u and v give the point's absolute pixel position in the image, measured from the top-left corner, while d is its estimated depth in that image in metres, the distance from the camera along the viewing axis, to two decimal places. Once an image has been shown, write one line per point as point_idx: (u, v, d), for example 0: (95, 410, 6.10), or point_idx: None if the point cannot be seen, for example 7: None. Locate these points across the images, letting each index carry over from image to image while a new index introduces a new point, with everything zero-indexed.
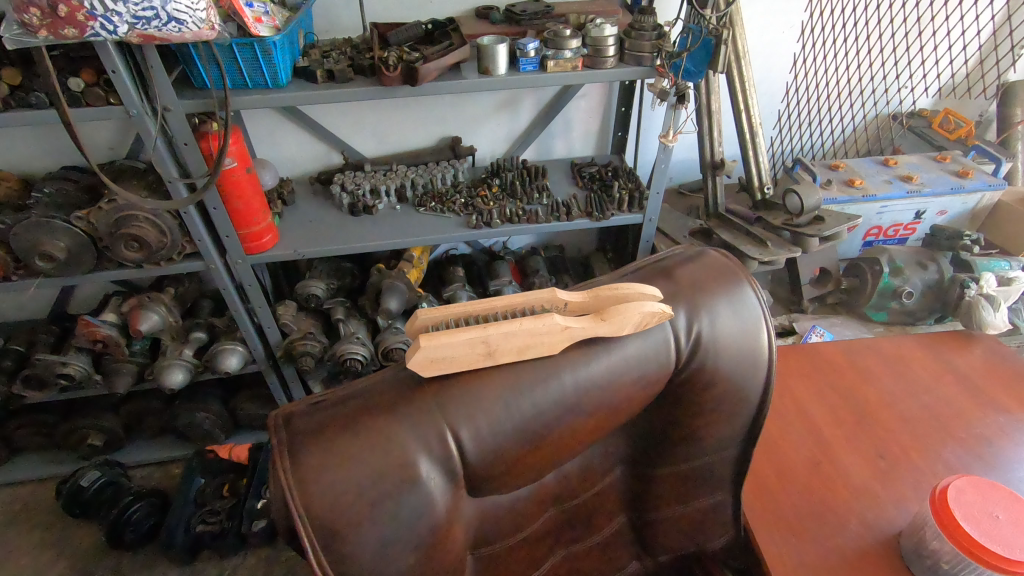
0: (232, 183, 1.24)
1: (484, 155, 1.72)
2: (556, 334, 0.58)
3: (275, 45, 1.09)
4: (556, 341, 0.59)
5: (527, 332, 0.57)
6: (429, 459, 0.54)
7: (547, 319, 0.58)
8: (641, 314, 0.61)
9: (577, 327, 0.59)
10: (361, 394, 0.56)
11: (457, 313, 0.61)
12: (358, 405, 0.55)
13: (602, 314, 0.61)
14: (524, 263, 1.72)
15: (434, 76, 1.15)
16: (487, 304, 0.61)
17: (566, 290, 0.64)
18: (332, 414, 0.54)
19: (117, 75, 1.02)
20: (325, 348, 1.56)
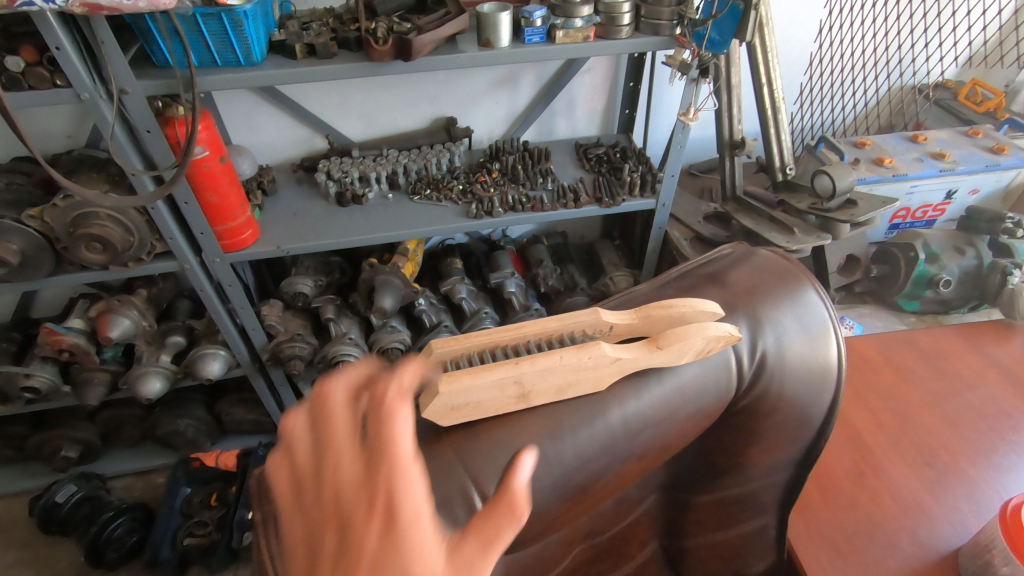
0: (204, 175, 1.11)
1: (481, 136, 1.59)
2: (603, 366, 0.49)
3: (246, 14, 0.95)
4: (602, 375, 0.50)
5: (568, 367, 0.48)
6: (448, 527, 0.47)
7: (593, 351, 0.49)
8: (704, 340, 0.51)
9: (627, 357, 0.50)
10: None
11: (485, 343, 0.53)
12: None
13: (657, 340, 0.51)
14: (525, 253, 1.61)
15: (428, 50, 1.02)
16: (520, 331, 0.53)
17: (609, 310, 0.56)
18: None
19: (62, 52, 0.87)
20: (316, 350, 1.45)
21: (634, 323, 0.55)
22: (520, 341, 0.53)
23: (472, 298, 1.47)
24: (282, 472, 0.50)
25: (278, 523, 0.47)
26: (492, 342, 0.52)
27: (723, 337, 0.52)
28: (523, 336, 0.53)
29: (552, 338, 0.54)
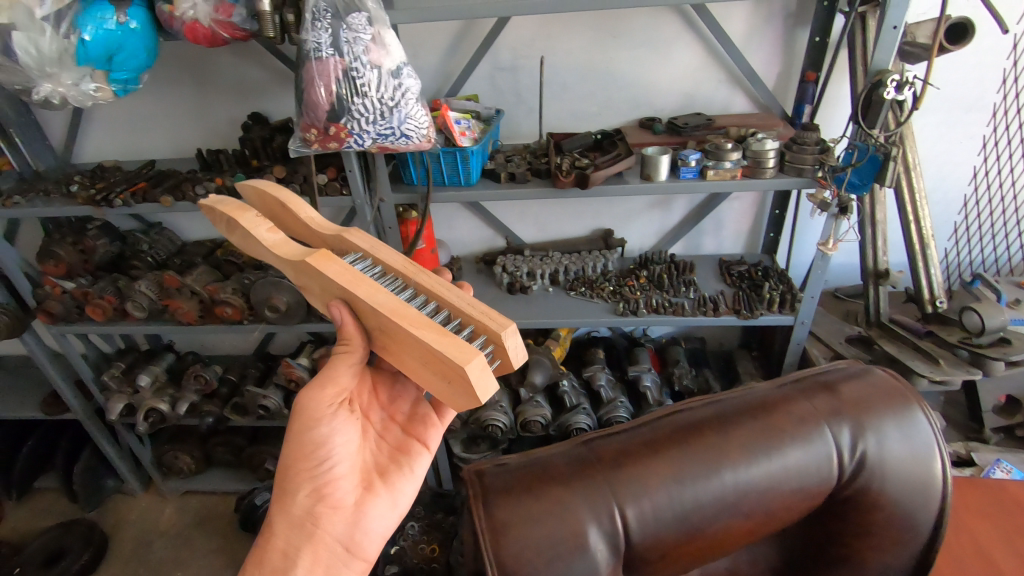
0: (419, 261, 1.48)
1: (633, 247, 1.83)
2: (287, 251, 0.80)
3: (472, 152, 1.32)
4: (280, 241, 0.81)
5: (327, 294, 0.78)
6: (598, 528, 0.66)
7: (304, 278, 0.79)
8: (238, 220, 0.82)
9: (259, 238, 0.81)
10: (537, 464, 0.70)
11: (390, 266, 0.83)
12: (539, 474, 0.68)
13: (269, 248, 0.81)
14: (664, 352, 1.78)
15: (602, 181, 1.30)
16: (374, 251, 0.84)
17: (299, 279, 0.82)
18: (505, 476, 0.68)
19: (352, 173, 1.29)
20: (472, 411, 1.72)
21: (306, 226, 0.88)
22: (372, 244, 0.85)
23: (610, 387, 1.67)
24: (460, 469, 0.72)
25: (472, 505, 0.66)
26: (405, 283, 0.82)
27: (224, 207, 0.82)
28: (385, 248, 0.85)
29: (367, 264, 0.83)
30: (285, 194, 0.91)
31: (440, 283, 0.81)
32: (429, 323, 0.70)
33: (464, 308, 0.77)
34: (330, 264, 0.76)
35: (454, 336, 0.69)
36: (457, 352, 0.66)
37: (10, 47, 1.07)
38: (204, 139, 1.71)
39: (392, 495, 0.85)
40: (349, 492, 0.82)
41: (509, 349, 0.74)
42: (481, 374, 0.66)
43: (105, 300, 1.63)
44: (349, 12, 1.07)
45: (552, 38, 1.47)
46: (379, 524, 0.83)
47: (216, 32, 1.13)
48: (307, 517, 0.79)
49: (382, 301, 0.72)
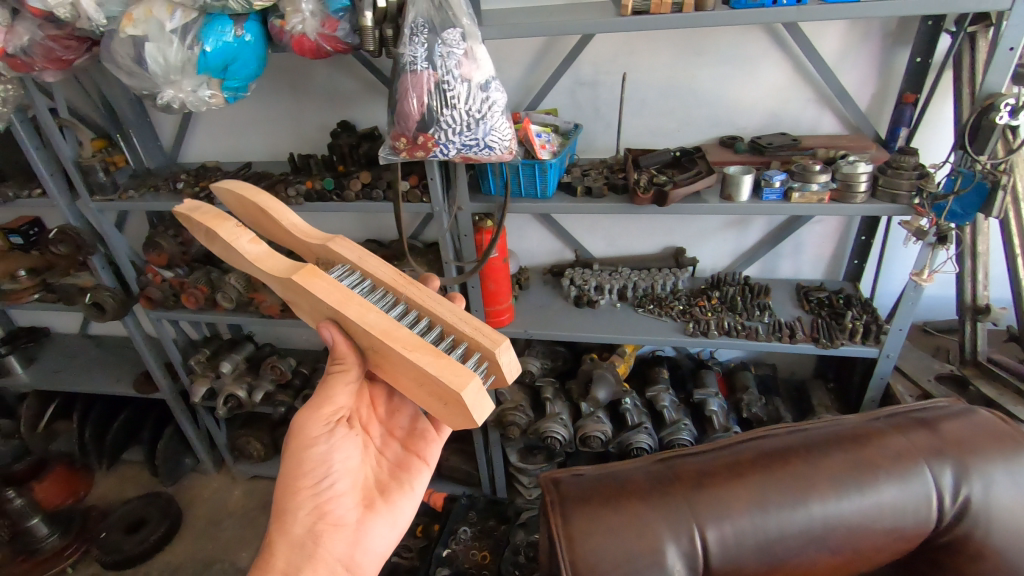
0: (491, 269, 1.50)
1: (705, 267, 1.79)
2: (270, 264, 0.85)
3: (551, 165, 1.34)
4: (263, 254, 0.86)
5: (317, 311, 0.83)
6: (677, 546, 0.79)
7: (289, 293, 0.85)
8: (220, 233, 0.86)
9: (244, 252, 0.86)
10: (627, 483, 0.85)
11: (379, 278, 0.90)
12: (627, 495, 0.83)
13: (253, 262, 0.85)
14: (732, 377, 1.73)
15: (681, 199, 1.29)
16: (361, 263, 0.90)
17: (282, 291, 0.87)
18: (592, 493, 0.84)
19: (433, 181, 1.34)
20: (531, 422, 1.72)
21: (290, 233, 0.93)
22: (360, 255, 0.91)
23: (674, 408, 1.64)
24: (556, 480, 0.88)
25: (562, 515, 0.81)
26: (395, 296, 0.89)
27: (205, 219, 0.87)
28: (371, 259, 0.91)
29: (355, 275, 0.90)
30: (264, 199, 0.95)
31: (430, 297, 0.88)
32: (422, 346, 0.76)
33: (458, 324, 0.85)
34: (317, 282, 0.81)
35: (446, 357, 0.76)
36: (450, 373, 0.73)
37: (141, 56, 1.18)
38: (296, 143, 1.82)
39: (391, 512, 0.90)
40: (350, 509, 0.86)
41: (500, 360, 0.83)
42: (476, 397, 0.73)
43: (198, 290, 1.76)
44: (445, 28, 1.12)
45: (634, 54, 1.48)
46: (380, 542, 0.87)
47: (320, 45, 1.21)
48: (308, 536, 0.81)
49: (373, 322, 0.78)
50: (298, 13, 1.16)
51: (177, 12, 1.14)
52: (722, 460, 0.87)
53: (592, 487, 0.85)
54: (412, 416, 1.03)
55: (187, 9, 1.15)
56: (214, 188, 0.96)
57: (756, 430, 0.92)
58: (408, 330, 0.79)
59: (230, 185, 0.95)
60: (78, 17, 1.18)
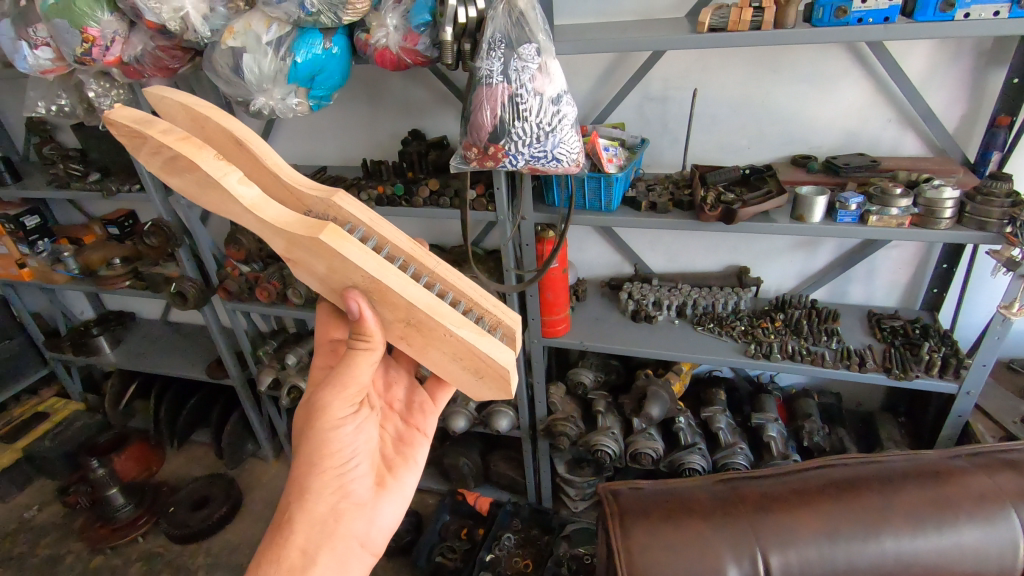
0: (550, 279, 1.51)
1: (769, 287, 1.74)
2: (280, 216, 0.76)
3: (617, 179, 1.35)
4: (264, 200, 0.77)
5: (337, 275, 0.78)
6: (738, 567, 0.83)
7: (301, 249, 0.77)
8: (206, 167, 0.73)
9: (241, 195, 0.75)
10: (688, 500, 0.89)
11: (397, 245, 0.86)
12: (687, 511, 0.88)
13: (253, 208, 0.75)
14: (793, 404, 1.68)
15: (750, 217, 1.27)
16: (373, 224, 0.85)
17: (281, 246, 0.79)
18: (652, 506, 0.89)
19: (499, 191, 1.37)
20: (581, 434, 1.71)
21: (272, 172, 0.85)
22: (366, 213, 0.87)
23: (730, 431, 1.60)
24: (618, 491, 0.94)
25: (623, 525, 0.87)
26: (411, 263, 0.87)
27: (182, 147, 0.73)
28: (380, 220, 0.87)
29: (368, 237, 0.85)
30: (238, 130, 0.85)
31: (447, 268, 0.89)
32: (468, 323, 0.78)
33: (479, 298, 0.87)
34: (342, 243, 0.75)
35: (489, 336, 0.79)
36: (501, 355, 0.77)
37: (239, 66, 1.28)
38: (369, 150, 1.91)
39: (400, 488, 0.93)
40: (365, 488, 0.88)
41: (521, 339, 0.87)
42: (516, 373, 0.78)
43: (271, 285, 1.86)
44: (521, 43, 1.14)
45: (707, 70, 1.47)
46: (390, 517, 0.90)
47: (401, 57, 1.27)
48: (326, 514, 0.82)
49: (417, 296, 0.77)
50: (383, 28, 1.24)
51: (274, 25, 1.22)
52: (787, 485, 0.90)
53: (654, 501, 0.90)
54: (408, 389, 1.07)
55: (282, 22, 1.23)
56: (161, 101, 0.82)
57: (828, 458, 0.94)
58: (448, 306, 0.79)
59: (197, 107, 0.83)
60: (186, 30, 1.28)
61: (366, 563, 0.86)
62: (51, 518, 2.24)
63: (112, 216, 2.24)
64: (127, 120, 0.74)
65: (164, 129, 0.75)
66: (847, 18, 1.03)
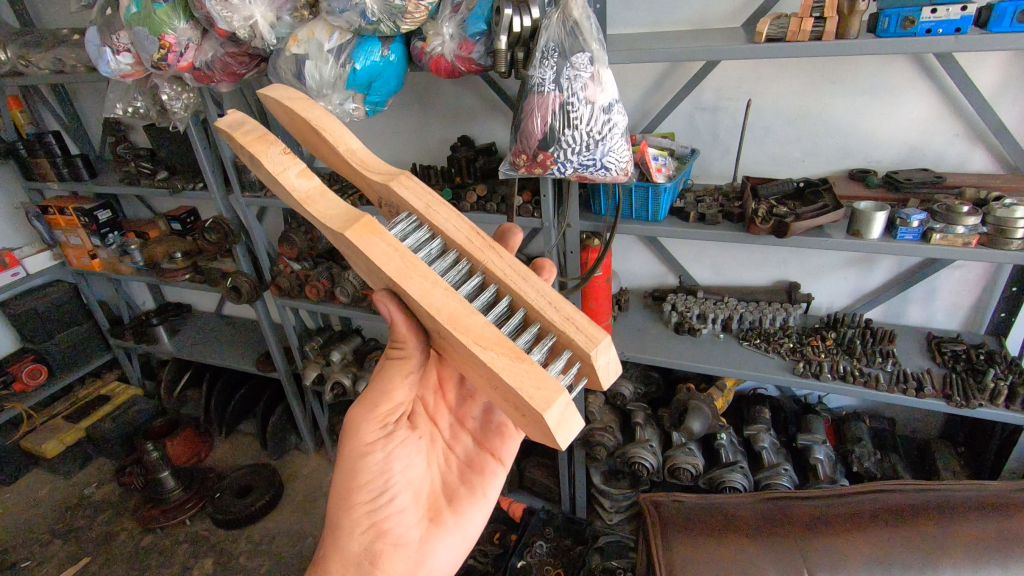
0: (593, 287, 1.51)
1: (820, 305, 1.69)
2: (322, 210, 0.77)
3: (665, 190, 1.34)
4: (315, 193, 0.79)
5: (374, 275, 0.76)
6: None
7: (341, 245, 0.76)
8: (265, 164, 0.78)
9: (290, 188, 0.78)
10: (730, 519, 0.90)
11: (452, 238, 0.80)
12: (728, 530, 0.88)
13: (302, 202, 0.77)
14: (842, 426, 1.62)
15: (803, 231, 1.23)
16: (428, 214, 0.81)
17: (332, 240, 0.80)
18: (692, 523, 0.90)
19: (545, 198, 1.38)
20: (618, 445, 1.69)
21: (344, 157, 0.84)
22: (427, 202, 0.82)
23: (773, 451, 1.55)
24: (658, 506, 0.95)
25: (664, 539, 0.89)
26: (471, 262, 0.80)
27: (249, 144, 0.79)
28: (439, 208, 0.82)
29: (427, 228, 0.81)
30: (314, 114, 0.84)
31: (511, 268, 0.79)
32: (499, 344, 0.67)
33: (544, 308, 0.76)
34: (375, 242, 0.72)
35: (527, 362, 0.67)
36: (530, 386, 0.65)
37: (302, 72, 1.33)
38: (419, 154, 1.95)
39: (454, 528, 0.92)
40: (409, 527, 0.88)
41: (592, 357, 0.73)
42: (562, 417, 0.65)
43: (320, 283, 1.92)
44: (574, 52, 1.15)
45: (762, 81, 1.44)
46: (442, 558, 0.89)
47: (455, 65, 1.30)
48: (367, 553, 0.84)
49: (439, 305, 0.69)
50: (439, 36, 1.27)
51: (336, 33, 1.27)
52: (840, 510, 0.88)
53: (697, 519, 0.92)
54: (480, 416, 1.05)
55: (343, 31, 1.28)
56: (264, 91, 0.85)
57: (875, 484, 0.93)
58: (481, 318, 0.70)
59: (283, 95, 0.85)
60: (254, 37, 1.34)
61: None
62: (108, 496, 2.37)
63: (176, 213, 2.35)
64: (224, 120, 0.82)
65: (250, 128, 0.82)
66: (915, 29, 1.00)
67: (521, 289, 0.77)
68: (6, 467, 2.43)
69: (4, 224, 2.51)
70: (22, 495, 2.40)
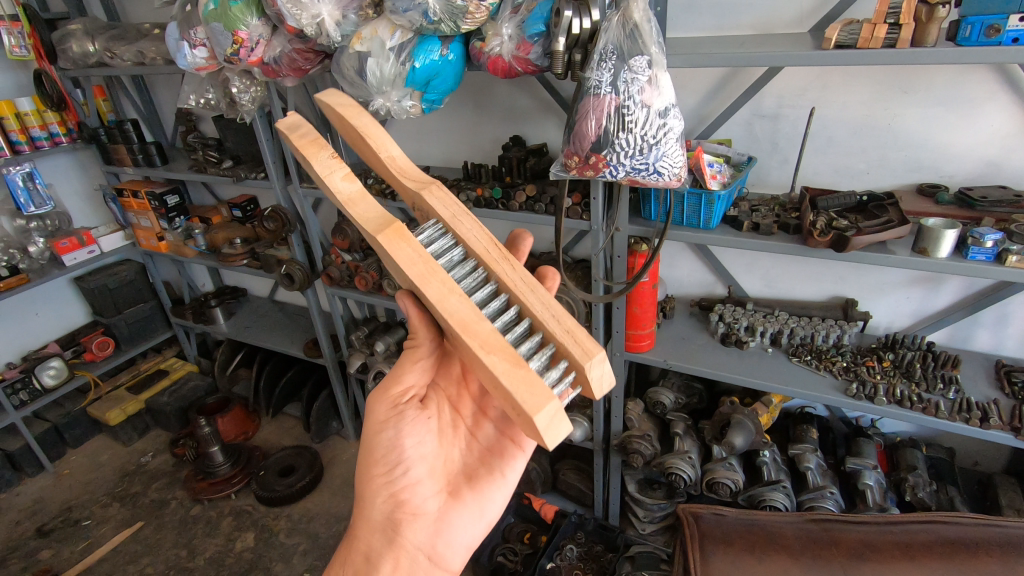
0: (639, 293, 1.49)
1: (878, 324, 1.62)
2: (360, 210, 0.80)
3: (719, 197, 1.31)
4: (354, 195, 0.81)
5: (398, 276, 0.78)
6: None
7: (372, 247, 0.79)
8: (314, 168, 0.82)
9: (333, 190, 0.81)
10: (766, 530, 1.00)
11: (472, 246, 0.81)
12: (763, 539, 0.98)
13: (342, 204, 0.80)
14: (895, 453, 1.55)
15: (864, 246, 1.18)
16: (453, 223, 0.82)
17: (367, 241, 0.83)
18: (730, 531, 1.01)
19: (595, 201, 1.38)
20: (655, 454, 1.66)
21: (386, 165, 0.86)
22: (452, 212, 0.83)
23: (819, 472, 1.50)
24: (697, 513, 1.06)
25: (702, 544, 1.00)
26: (487, 271, 0.80)
27: (302, 149, 0.83)
28: (464, 218, 0.83)
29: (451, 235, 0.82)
30: (362, 123, 0.87)
31: (523, 280, 0.78)
32: (500, 349, 0.69)
33: (548, 320, 0.76)
34: (402, 247, 0.75)
35: (526, 369, 0.68)
36: (525, 394, 0.66)
37: (363, 69, 1.37)
38: (471, 153, 1.98)
39: (473, 504, 0.94)
40: (427, 499, 0.91)
41: (592, 375, 0.73)
42: (552, 422, 0.66)
43: (370, 274, 1.98)
44: (633, 55, 1.14)
45: (828, 89, 1.39)
46: (461, 532, 0.91)
47: (512, 65, 1.31)
48: (388, 523, 0.87)
49: (451, 310, 0.72)
50: (498, 37, 1.29)
51: (397, 32, 1.30)
52: (892, 538, 0.94)
53: (735, 529, 1.01)
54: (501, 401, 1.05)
55: (405, 30, 1.31)
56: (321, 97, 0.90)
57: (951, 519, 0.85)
58: (488, 324, 0.71)
59: (337, 102, 0.89)
60: (320, 34, 1.39)
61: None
62: (162, 465, 2.51)
63: (237, 201, 2.46)
64: (284, 121, 0.87)
65: (306, 132, 0.86)
66: (999, 38, 0.95)
67: (529, 301, 0.77)
68: (74, 431, 2.61)
69: (84, 205, 2.69)
70: (86, 459, 2.57)
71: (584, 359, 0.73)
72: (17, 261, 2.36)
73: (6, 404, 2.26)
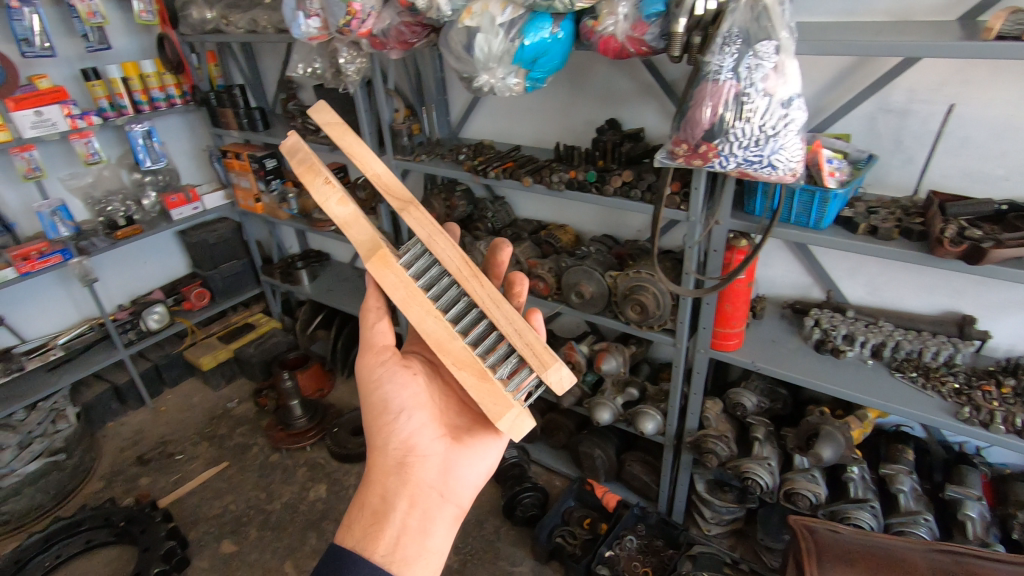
0: (732, 290, 1.44)
1: (995, 345, 1.48)
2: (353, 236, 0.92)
3: (835, 195, 1.23)
4: (347, 218, 0.92)
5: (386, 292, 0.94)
6: None
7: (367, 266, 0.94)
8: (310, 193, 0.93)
9: (332, 214, 0.92)
10: (888, 545, 1.09)
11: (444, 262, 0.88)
12: (885, 552, 1.08)
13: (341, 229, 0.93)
14: (1002, 485, 1.43)
15: (1002, 260, 1.08)
16: (429, 243, 0.89)
17: None
18: (848, 544, 1.10)
19: (696, 191, 1.33)
20: (731, 456, 1.61)
21: (373, 183, 0.92)
22: (428, 233, 0.88)
23: (913, 496, 1.41)
24: (809, 523, 1.16)
25: (816, 548, 1.10)
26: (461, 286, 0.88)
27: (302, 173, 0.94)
28: (439, 237, 0.88)
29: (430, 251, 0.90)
30: (348, 143, 0.94)
31: (490, 297, 0.86)
32: (469, 365, 0.86)
33: (510, 334, 0.84)
34: (387, 274, 0.90)
35: (490, 381, 0.85)
36: (490, 405, 0.84)
37: (471, 44, 1.37)
38: (563, 134, 1.95)
39: (476, 447, 0.98)
40: (430, 444, 0.94)
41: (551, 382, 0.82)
42: (512, 424, 0.85)
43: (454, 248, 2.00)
44: (759, 40, 1.08)
45: (970, 84, 1.27)
46: (468, 470, 0.95)
47: (625, 46, 1.27)
48: (398, 465, 0.90)
49: (430, 331, 0.88)
50: (613, 15, 1.24)
51: (509, 8, 1.28)
52: None
53: (853, 545, 1.10)
54: None
55: (517, 6, 1.29)
56: (313, 114, 0.96)
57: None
58: (460, 342, 0.87)
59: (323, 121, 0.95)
60: (431, 8, 1.41)
61: (451, 513, 0.91)
62: (246, 412, 2.68)
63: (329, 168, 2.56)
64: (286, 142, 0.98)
65: (304, 154, 0.95)
66: None
67: (495, 316, 0.85)
68: (171, 371, 2.83)
69: (190, 163, 2.87)
70: (180, 399, 2.79)
71: (540, 370, 0.82)
72: (133, 212, 2.56)
73: (116, 341, 2.50)
